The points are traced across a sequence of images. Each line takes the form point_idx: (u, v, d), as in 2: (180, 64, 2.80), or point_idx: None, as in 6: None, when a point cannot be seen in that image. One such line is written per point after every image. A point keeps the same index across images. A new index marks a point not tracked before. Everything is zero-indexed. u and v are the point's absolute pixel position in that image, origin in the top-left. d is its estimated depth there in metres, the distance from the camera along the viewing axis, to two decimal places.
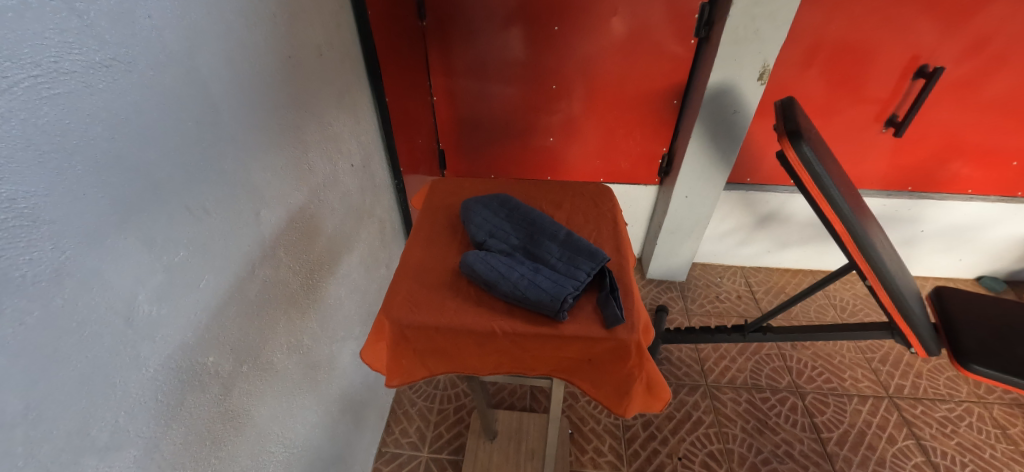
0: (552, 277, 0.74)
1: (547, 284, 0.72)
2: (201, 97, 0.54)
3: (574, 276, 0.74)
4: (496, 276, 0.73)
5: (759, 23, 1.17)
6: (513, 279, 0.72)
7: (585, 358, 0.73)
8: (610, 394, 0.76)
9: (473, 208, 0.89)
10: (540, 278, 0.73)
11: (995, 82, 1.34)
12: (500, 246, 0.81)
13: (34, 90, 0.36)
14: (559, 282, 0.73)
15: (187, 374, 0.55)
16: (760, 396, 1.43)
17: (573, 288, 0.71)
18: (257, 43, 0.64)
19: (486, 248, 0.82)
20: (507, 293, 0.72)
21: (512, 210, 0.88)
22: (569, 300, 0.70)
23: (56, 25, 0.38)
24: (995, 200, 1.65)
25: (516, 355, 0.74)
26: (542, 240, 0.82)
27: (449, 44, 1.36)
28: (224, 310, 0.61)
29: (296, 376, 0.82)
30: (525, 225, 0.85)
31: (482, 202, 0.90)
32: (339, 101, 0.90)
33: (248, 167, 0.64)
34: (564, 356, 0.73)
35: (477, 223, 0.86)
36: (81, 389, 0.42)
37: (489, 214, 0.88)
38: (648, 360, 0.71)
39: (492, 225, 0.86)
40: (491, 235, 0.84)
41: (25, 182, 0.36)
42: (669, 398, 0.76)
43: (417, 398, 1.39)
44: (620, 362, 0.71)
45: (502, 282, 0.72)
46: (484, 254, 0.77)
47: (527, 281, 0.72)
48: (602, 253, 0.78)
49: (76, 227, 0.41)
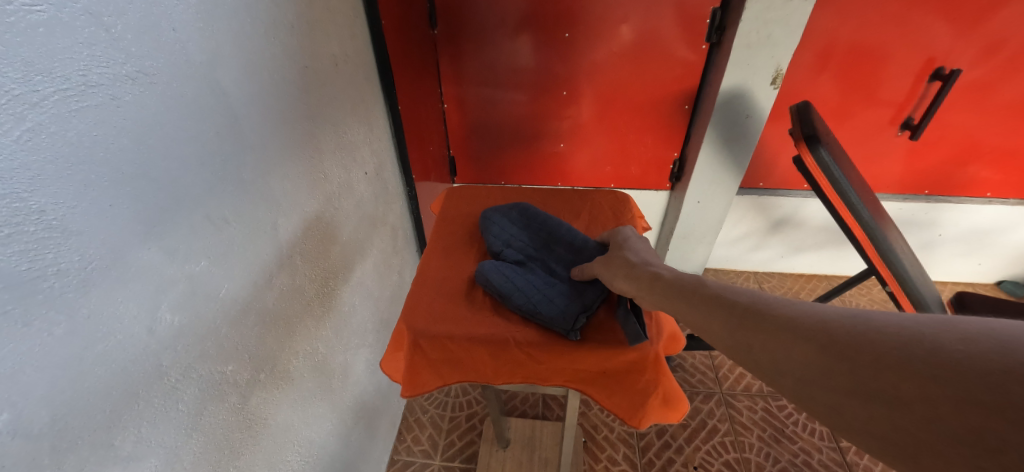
0: (565, 293, 0.74)
1: (560, 301, 0.72)
2: (223, 109, 0.54)
3: (588, 291, 0.74)
4: (510, 289, 0.73)
5: (771, 28, 1.16)
6: (527, 293, 0.73)
7: (601, 369, 0.71)
8: (626, 406, 0.72)
9: (492, 215, 0.90)
10: (552, 293, 0.73)
11: (1013, 84, 1.32)
12: (515, 255, 0.81)
13: (64, 104, 0.37)
14: (572, 299, 0.73)
15: (208, 382, 0.55)
16: (776, 404, 1.41)
17: (585, 307, 0.71)
18: (276, 53, 0.65)
19: (502, 258, 0.82)
20: (520, 307, 0.72)
21: (531, 219, 0.87)
22: (581, 318, 0.70)
23: (84, 39, 0.38)
24: (1015, 204, 1.61)
25: (529, 368, 0.72)
26: (559, 252, 0.82)
27: (459, 52, 1.37)
28: (243, 318, 0.61)
29: (311, 383, 0.82)
30: (541, 233, 0.85)
31: (501, 211, 0.90)
32: (353, 110, 0.90)
33: (267, 177, 0.64)
34: (579, 368, 0.71)
35: (495, 232, 0.86)
36: (106, 399, 0.42)
37: (507, 221, 0.88)
38: (668, 369, 0.70)
39: (510, 231, 0.86)
40: (506, 243, 0.84)
41: (53, 193, 0.37)
42: (686, 409, 0.74)
43: (428, 406, 1.38)
44: (639, 371, 0.70)
45: (514, 297, 0.73)
46: (500, 264, 0.77)
47: (539, 297, 0.72)
48: None
49: (102, 237, 0.41)
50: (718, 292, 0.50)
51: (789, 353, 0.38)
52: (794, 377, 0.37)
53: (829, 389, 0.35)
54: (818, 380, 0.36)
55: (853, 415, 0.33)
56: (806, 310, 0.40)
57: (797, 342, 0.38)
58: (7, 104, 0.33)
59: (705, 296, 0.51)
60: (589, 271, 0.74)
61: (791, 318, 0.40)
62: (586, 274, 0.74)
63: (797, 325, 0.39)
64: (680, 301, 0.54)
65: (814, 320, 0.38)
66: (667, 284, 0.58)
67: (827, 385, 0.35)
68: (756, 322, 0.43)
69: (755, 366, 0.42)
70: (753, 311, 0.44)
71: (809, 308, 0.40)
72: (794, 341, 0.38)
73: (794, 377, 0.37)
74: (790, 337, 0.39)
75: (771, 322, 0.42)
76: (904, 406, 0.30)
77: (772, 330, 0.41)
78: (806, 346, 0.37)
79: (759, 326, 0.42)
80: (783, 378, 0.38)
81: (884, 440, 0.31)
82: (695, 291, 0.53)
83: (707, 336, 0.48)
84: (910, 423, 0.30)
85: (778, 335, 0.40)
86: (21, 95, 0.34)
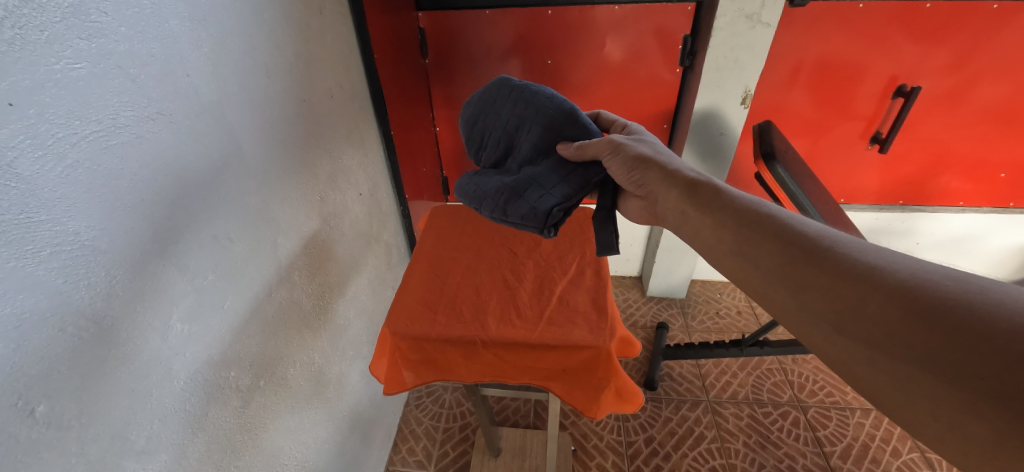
0: (540, 186, 0.77)
1: (533, 200, 0.76)
2: (229, 141, 0.62)
3: (565, 182, 0.77)
4: (481, 196, 0.82)
5: (737, 53, 1.25)
6: (496, 198, 0.80)
7: (561, 368, 0.78)
8: (585, 400, 0.79)
9: (480, 102, 0.89)
10: (526, 190, 0.78)
11: (975, 97, 1.37)
12: (492, 159, 0.89)
13: (98, 142, 0.44)
14: (546, 193, 0.77)
15: (212, 385, 0.61)
16: (761, 410, 1.45)
17: (558, 201, 0.75)
18: (276, 90, 0.72)
19: (482, 164, 0.90)
20: (493, 213, 0.80)
21: (503, 104, 0.87)
22: (549, 213, 0.75)
23: (114, 88, 0.45)
24: (988, 212, 1.67)
25: (498, 366, 0.78)
26: (541, 134, 0.82)
27: (450, 78, 1.46)
28: (245, 328, 0.67)
29: (308, 391, 0.87)
30: (526, 114, 0.84)
31: (473, 102, 0.91)
32: (349, 137, 0.98)
33: (269, 201, 0.72)
34: (541, 366, 0.78)
35: (471, 134, 0.91)
36: (124, 395, 0.48)
37: (493, 106, 0.88)
38: (620, 366, 0.77)
39: (495, 122, 0.87)
40: (491, 137, 0.88)
41: (86, 219, 0.43)
42: (640, 402, 0.80)
43: (423, 417, 1.43)
44: (595, 368, 0.76)
45: (491, 205, 0.81)
46: (475, 178, 0.87)
47: (512, 199, 0.78)
48: (592, 148, 0.76)
49: (126, 256, 0.48)
50: (783, 222, 0.53)
51: (872, 303, 0.41)
52: (870, 333, 0.41)
53: (906, 353, 0.38)
54: (898, 343, 0.39)
55: (922, 382, 0.37)
56: (900, 267, 0.43)
57: (883, 296, 0.41)
58: (51, 144, 0.40)
59: (763, 222, 0.54)
60: (592, 151, 0.76)
61: (879, 268, 0.43)
62: (587, 155, 0.77)
63: (883, 278, 0.42)
64: (717, 216, 0.59)
65: (904, 278, 0.41)
66: (703, 194, 0.63)
67: (910, 351, 0.38)
68: (829, 263, 0.46)
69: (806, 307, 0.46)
70: (825, 252, 0.47)
71: (900, 263, 0.43)
72: (880, 293, 0.41)
73: (869, 332, 0.41)
74: (874, 289, 0.42)
75: (853, 268, 0.44)
76: (992, 387, 0.34)
77: (851, 276, 0.44)
78: (892, 304, 0.40)
79: (824, 271, 0.46)
80: (849, 329, 0.42)
81: (951, 410, 0.36)
82: (750, 215, 0.56)
83: (755, 262, 0.52)
84: (989, 404, 0.34)
85: (859, 282, 0.43)
86: (64, 136, 0.41)
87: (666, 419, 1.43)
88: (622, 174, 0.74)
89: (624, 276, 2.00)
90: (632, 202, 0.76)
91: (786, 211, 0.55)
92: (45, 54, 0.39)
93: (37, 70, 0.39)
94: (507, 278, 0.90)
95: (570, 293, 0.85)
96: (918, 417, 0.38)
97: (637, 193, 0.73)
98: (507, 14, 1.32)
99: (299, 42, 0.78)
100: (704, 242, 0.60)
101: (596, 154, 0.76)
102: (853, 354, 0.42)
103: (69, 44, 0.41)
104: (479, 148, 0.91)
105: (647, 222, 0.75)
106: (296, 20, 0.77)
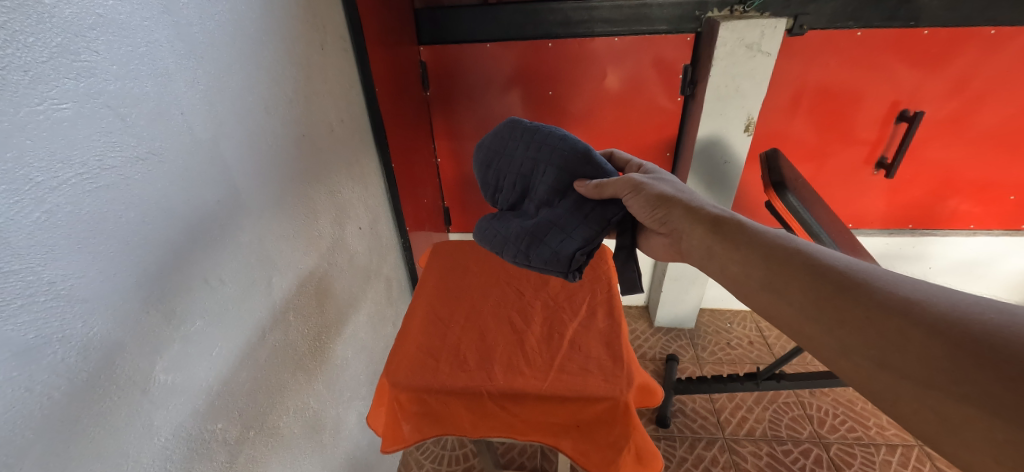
0: (561, 229, 0.75)
1: (554, 244, 0.75)
2: (223, 178, 0.59)
3: (586, 224, 0.75)
4: (502, 242, 0.80)
5: (739, 81, 1.26)
6: (517, 244, 0.77)
7: (575, 422, 0.73)
8: (600, 460, 0.73)
9: (492, 146, 0.87)
10: (547, 234, 0.76)
11: (979, 120, 1.36)
12: (508, 202, 0.86)
13: (80, 186, 0.41)
14: (568, 236, 0.75)
15: (196, 441, 0.57)
16: (781, 448, 1.37)
17: (580, 244, 0.73)
18: (275, 125, 0.71)
19: (499, 206, 0.87)
20: (515, 259, 0.78)
21: (516, 146, 0.84)
22: (575, 257, 0.73)
23: (102, 127, 0.43)
24: (999, 234, 1.63)
25: (505, 418, 0.74)
26: (557, 177, 0.79)
27: (452, 109, 1.46)
28: (234, 377, 0.63)
29: (301, 440, 0.82)
30: (540, 157, 0.81)
31: (485, 145, 0.89)
32: (349, 170, 0.96)
33: (264, 238, 0.69)
34: (554, 420, 0.73)
35: (485, 177, 0.88)
36: (96, 458, 0.44)
37: (506, 149, 0.86)
38: (639, 421, 0.71)
39: (509, 165, 0.84)
40: (506, 180, 0.85)
41: (65, 268, 0.41)
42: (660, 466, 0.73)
43: (424, 460, 1.35)
44: (612, 423, 0.72)
45: (513, 251, 0.78)
46: (493, 222, 0.84)
47: (533, 244, 0.76)
48: (613, 187, 0.73)
49: (105, 304, 0.44)
50: (816, 257, 0.52)
51: (913, 340, 0.41)
52: (915, 370, 0.40)
53: (956, 390, 0.38)
54: (948, 379, 0.38)
55: (981, 421, 0.36)
56: (939, 300, 0.42)
57: (925, 331, 0.41)
58: (29, 189, 0.38)
59: (794, 256, 0.54)
60: (611, 190, 0.73)
61: (917, 302, 0.43)
62: (605, 193, 0.74)
63: (924, 312, 0.42)
64: (745, 251, 0.58)
65: (946, 311, 0.41)
66: (728, 230, 0.62)
67: (961, 388, 0.38)
68: (864, 296, 0.45)
69: (845, 348, 0.45)
70: (860, 285, 0.47)
71: (940, 296, 0.43)
72: (921, 328, 0.41)
73: (914, 369, 0.40)
74: (915, 325, 0.41)
75: (888, 302, 0.44)
76: None
77: (891, 311, 0.43)
78: (936, 340, 0.40)
79: (861, 305, 0.45)
80: (895, 366, 0.41)
81: (1015, 452, 0.34)
82: (779, 250, 0.55)
83: (788, 298, 0.51)
84: None
85: (897, 316, 0.43)
86: (43, 181, 0.38)
87: (681, 459, 1.36)
88: (644, 213, 0.72)
89: (630, 306, 1.95)
90: (655, 240, 0.76)
91: (815, 245, 0.55)
92: (28, 94, 0.37)
93: (18, 111, 0.36)
94: (514, 320, 0.86)
95: (581, 337, 0.81)
96: (978, 459, 0.36)
97: (660, 230, 0.72)
98: (507, 46, 1.33)
99: (300, 76, 0.78)
100: (733, 280, 0.59)
101: (615, 193, 0.74)
102: (897, 391, 0.41)
103: (55, 84, 0.39)
104: (494, 191, 0.88)
105: (671, 259, 0.74)
106: (295, 54, 0.76)
